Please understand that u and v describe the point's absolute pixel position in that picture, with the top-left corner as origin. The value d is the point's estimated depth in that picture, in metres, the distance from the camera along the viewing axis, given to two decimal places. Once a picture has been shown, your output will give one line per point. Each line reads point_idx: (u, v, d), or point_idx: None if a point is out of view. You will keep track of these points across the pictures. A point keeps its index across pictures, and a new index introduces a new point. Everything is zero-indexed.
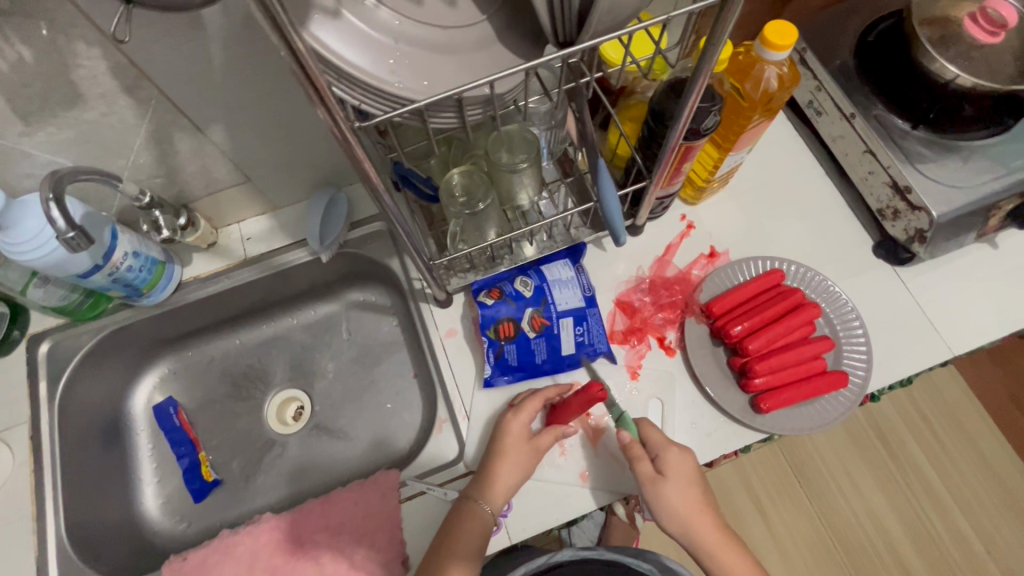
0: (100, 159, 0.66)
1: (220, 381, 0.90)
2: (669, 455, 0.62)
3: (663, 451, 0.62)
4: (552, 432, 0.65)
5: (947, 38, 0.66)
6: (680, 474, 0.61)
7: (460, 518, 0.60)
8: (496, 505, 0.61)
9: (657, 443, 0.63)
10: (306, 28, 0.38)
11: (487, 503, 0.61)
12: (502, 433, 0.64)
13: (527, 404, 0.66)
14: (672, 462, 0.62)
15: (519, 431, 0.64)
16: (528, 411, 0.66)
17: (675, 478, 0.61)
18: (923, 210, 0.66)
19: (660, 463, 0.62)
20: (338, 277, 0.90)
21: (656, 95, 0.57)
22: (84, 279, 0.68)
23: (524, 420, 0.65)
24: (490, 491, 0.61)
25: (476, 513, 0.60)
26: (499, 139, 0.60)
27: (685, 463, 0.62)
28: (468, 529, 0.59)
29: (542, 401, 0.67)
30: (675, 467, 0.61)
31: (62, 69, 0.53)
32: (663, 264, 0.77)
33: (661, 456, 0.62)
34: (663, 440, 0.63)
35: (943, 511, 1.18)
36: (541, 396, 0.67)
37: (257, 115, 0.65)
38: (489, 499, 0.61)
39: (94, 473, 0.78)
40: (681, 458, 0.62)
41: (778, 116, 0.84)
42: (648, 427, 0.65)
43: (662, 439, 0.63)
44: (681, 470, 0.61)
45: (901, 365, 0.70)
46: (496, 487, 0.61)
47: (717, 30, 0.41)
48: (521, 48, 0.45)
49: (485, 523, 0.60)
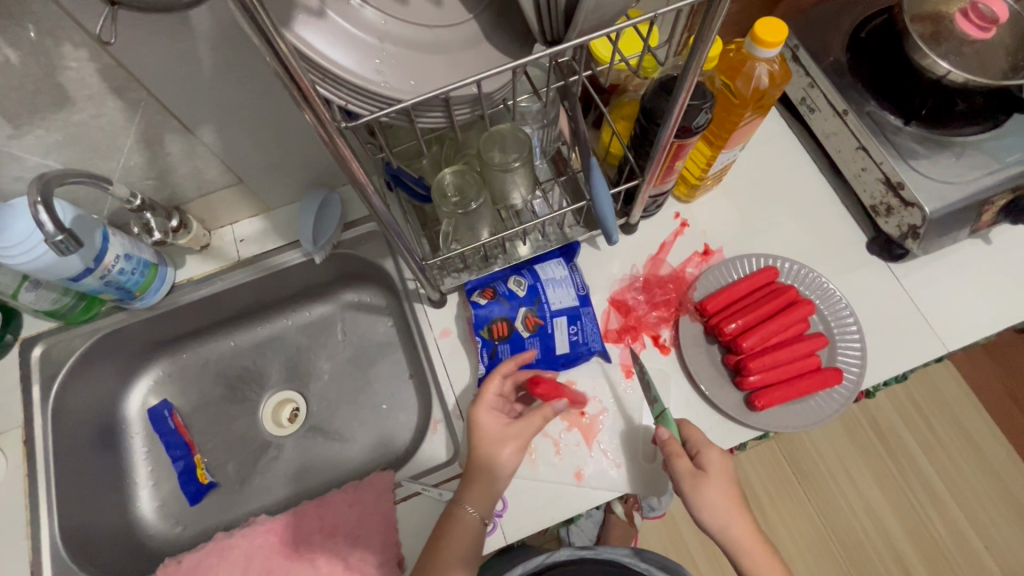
0: (90, 162, 0.66)
1: (215, 383, 0.90)
2: (711, 452, 0.60)
3: (705, 449, 0.61)
4: (534, 414, 0.62)
5: (940, 34, 0.66)
6: (721, 472, 0.60)
7: (445, 525, 0.59)
8: (484, 506, 0.59)
9: (698, 440, 0.61)
10: (290, 28, 0.38)
11: (470, 505, 0.59)
12: (471, 428, 0.61)
13: (486, 391, 0.63)
14: (712, 460, 0.60)
15: (489, 420, 0.61)
16: (492, 397, 0.63)
17: (716, 475, 0.59)
18: (916, 206, 0.66)
19: (700, 460, 0.60)
20: (332, 277, 0.90)
21: (647, 93, 0.57)
22: (76, 283, 0.67)
23: (490, 406, 0.62)
24: (473, 491, 0.59)
25: (462, 517, 0.58)
26: (490, 139, 0.60)
27: (725, 461, 0.60)
28: (454, 535, 0.58)
29: (502, 379, 0.64)
30: (717, 464, 0.60)
31: (49, 71, 0.53)
32: (657, 262, 0.77)
33: (701, 452, 0.60)
34: (703, 438, 0.62)
35: (943, 507, 1.18)
36: (500, 371, 0.65)
37: (247, 116, 0.65)
38: (474, 500, 0.59)
39: (88, 477, 0.78)
40: (722, 456, 0.60)
41: (771, 113, 0.84)
42: (687, 427, 0.63)
43: (702, 437, 0.62)
44: (721, 467, 0.60)
45: (896, 361, 0.70)
46: (480, 487, 0.59)
47: (705, 29, 0.41)
48: (509, 46, 0.44)
49: (473, 527, 0.58)
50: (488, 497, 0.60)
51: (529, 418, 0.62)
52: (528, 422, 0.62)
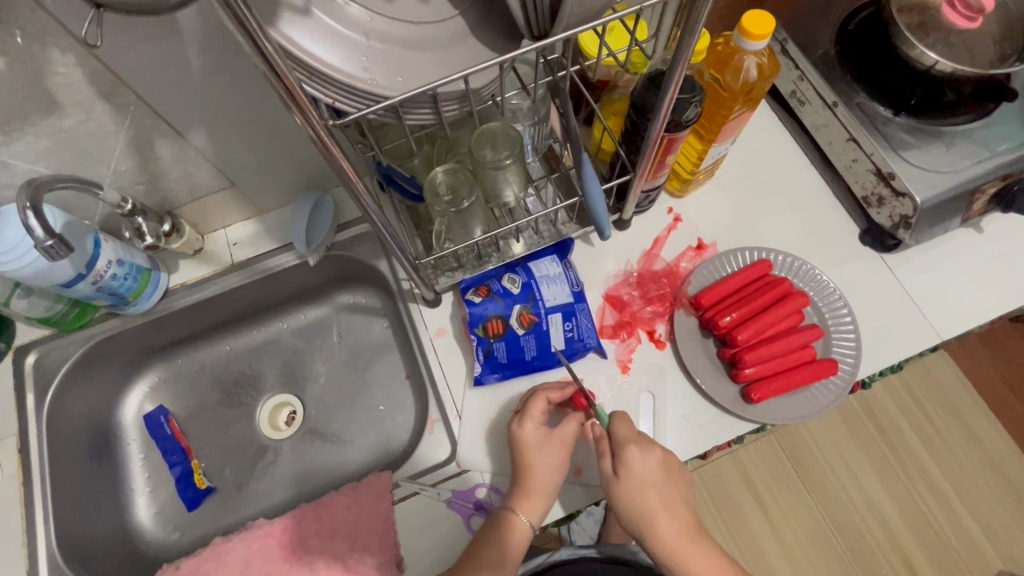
0: (79, 167, 0.66)
1: (211, 388, 0.90)
2: (628, 456, 0.60)
3: (623, 451, 0.61)
4: (571, 420, 0.64)
5: (926, 25, 0.67)
6: (636, 474, 0.60)
7: (497, 531, 0.60)
8: (534, 512, 0.61)
9: (621, 439, 0.61)
10: (275, 26, 0.37)
11: (523, 513, 0.60)
12: (516, 444, 0.63)
13: (530, 408, 0.64)
14: (628, 463, 0.60)
15: (533, 435, 0.63)
16: (536, 413, 0.64)
17: (629, 478, 0.60)
18: (907, 196, 0.67)
19: (618, 463, 0.61)
20: (327, 279, 0.90)
21: (637, 87, 0.57)
22: (68, 289, 0.67)
23: (535, 421, 0.64)
24: (528, 503, 0.61)
25: (514, 523, 0.60)
26: (482, 137, 0.59)
27: (643, 463, 0.60)
28: (508, 541, 0.59)
29: (546, 400, 0.65)
30: (631, 468, 0.60)
31: (37, 76, 0.53)
32: (651, 257, 0.77)
33: (620, 456, 0.61)
34: (628, 439, 0.61)
35: (941, 497, 1.19)
36: (543, 392, 0.66)
37: (237, 118, 0.64)
38: (525, 507, 0.61)
39: (84, 485, 0.78)
40: (640, 460, 0.60)
41: (761, 107, 0.85)
42: (619, 422, 0.63)
43: (628, 435, 0.62)
44: (635, 470, 0.60)
45: (890, 351, 0.70)
46: (531, 495, 0.61)
47: (692, 20, 0.41)
48: (497, 41, 0.44)
49: (524, 532, 0.60)
50: (530, 500, 0.61)
51: (565, 424, 0.64)
52: (566, 428, 0.64)
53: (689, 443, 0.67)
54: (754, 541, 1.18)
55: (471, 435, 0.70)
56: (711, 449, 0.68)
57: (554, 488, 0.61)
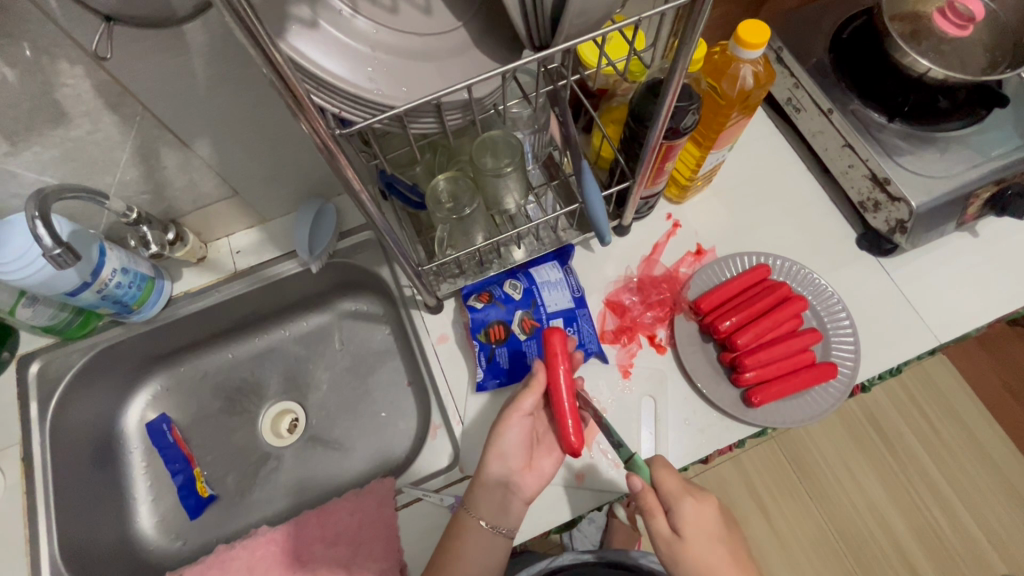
0: (86, 177, 0.67)
1: (214, 396, 0.90)
2: (685, 508, 0.56)
3: (679, 504, 0.56)
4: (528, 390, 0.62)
5: (919, 33, 0.68)
6: (697, 529, 0.56)
7: (455, 534, 0.61)
8: (495, 516, 0.61)
9: (673, 492, 0.57)
10: (284, 38, 0.39)
11: (477, 514, 0.61)
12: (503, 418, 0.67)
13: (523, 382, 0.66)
14: (687, 517, 0.56)
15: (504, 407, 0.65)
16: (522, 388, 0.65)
17: (691, 533, 0.56)
18: (902, 201, 0.68)
19: (675, 519, 0.56)
20: (330, 286, 0.90)
21: (635, 96, 0.58)
22: (73, 297, 0.68)
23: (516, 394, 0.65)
24: (481, 503, 0.61)
25: (472, 526, 0.61)
26: (483, 145, 0.61)
27: (701, 514, 0.56)
28: (468, 544, 0.60)
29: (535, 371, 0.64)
30: (691, 522, 0.56)
31: (46, 88, 0.54)
32: (650, 263, 0.78)
33: (675, 509, 0.56)
34: (679, 491, 0.57)
35: (943, 500, 1.19)
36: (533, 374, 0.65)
37: (241, 127, 0.65)
38: (479, 507, 0.61)
39: (86, 493, 0.78)
40: (696, 511, 0.56)
41: (756, 114, 0.86)
42: (663, 472, 0.58)
43: (678, 486, 0.57)
44: (697, 523, 0.56)
45: (889, 355, 0.71)
46: (484, 495, 0.61)
47: (688, 33, 0.42)
48: (497, 52, 0.45)
49: (482, 535, 0.60)
50: (503, 509, 0.61)
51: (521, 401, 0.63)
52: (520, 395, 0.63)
53: (692, 450, 0.67)
54: (755, 546, 1.18)
55: (473, 440, 0.70)
56: (713, 454, 0.68)
57: (502, 454, 0.61)
